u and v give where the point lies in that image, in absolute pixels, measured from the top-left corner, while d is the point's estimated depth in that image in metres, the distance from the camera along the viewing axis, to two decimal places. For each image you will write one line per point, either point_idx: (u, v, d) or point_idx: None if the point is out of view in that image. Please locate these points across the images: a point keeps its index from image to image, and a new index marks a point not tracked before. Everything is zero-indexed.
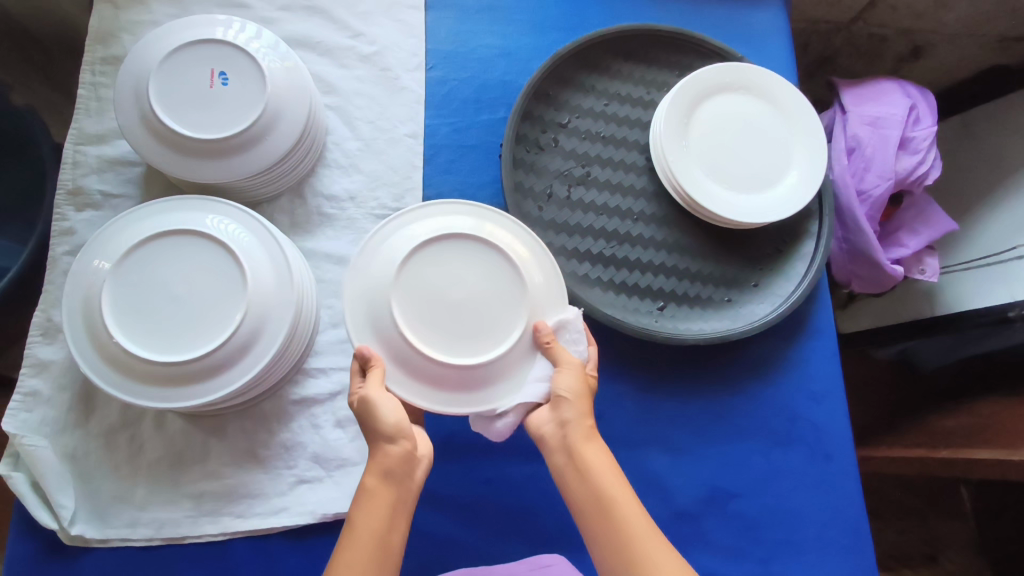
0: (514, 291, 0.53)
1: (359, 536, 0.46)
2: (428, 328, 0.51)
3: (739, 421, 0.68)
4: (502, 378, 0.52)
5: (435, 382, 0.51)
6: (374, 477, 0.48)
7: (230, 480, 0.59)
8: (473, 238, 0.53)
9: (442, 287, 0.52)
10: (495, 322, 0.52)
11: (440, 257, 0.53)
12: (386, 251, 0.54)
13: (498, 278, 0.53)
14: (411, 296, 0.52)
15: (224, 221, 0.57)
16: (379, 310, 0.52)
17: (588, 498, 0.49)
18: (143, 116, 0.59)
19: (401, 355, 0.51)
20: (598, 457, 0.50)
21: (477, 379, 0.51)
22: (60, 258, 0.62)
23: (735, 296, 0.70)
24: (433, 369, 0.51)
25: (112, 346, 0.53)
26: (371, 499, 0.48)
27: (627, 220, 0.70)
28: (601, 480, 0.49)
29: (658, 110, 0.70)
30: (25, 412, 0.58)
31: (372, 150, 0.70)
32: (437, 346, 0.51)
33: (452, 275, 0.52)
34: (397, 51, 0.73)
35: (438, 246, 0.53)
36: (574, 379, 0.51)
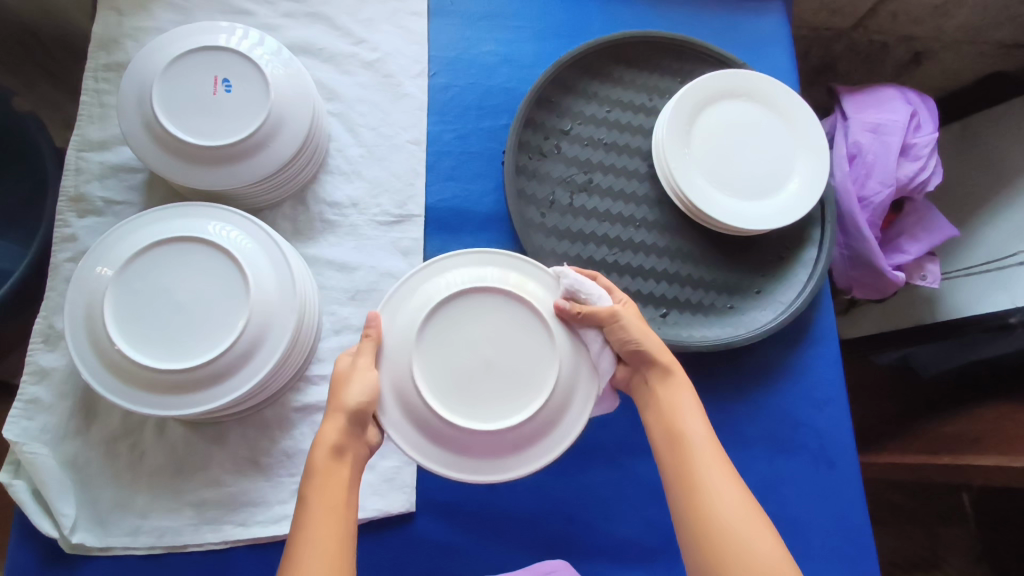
0: (540, 342, 0.52)
1: (314, 514, 0.46)
2: (459, 396, 0.51)
3: (742, 428, 0.67)
4: (542, 435, 0.51)
5: (470, 450, 0.51)
6: (324, 455, 0.48)
7: (232, 488, 0.58)
8: (490, 294, 0.53)
9: (466, 353, 0.51)
10: (525, 376, 0.51)
11: (460, 319, 0.52)
12: (403, 310, 0.53)
13: (521, 332, 0.52)
14: (437, 365, 0.51)
15: (226, 228, 0.57)
16: (402, 372, 0.51)
17: (667, 431, 0.52)
18: (146, 122, 0.59)
19: (431, 426, 0.50)
20: (678, 391, 0.54)
21: (520, 441, 0.51)
22: (62, 264, 0.62)
23: (737, 303, 0.70)
24: (467, 439, 0.50)
25: (113, 353, 0.53)
26: (323, 476, 0.48)
27: (629, 227, 0.70)
28: (676, 409, 0.53)
29: (660, 117, 0.70)
30: (26, 420, 0.58)
31: (374, 157, 0.70)
32: (467, 413, 0.50)
33: (474, 338, 0.52)
34: (400, 58, 0.73)
35: (456, 307, 0.52)
36: (635, 320, 0.54)
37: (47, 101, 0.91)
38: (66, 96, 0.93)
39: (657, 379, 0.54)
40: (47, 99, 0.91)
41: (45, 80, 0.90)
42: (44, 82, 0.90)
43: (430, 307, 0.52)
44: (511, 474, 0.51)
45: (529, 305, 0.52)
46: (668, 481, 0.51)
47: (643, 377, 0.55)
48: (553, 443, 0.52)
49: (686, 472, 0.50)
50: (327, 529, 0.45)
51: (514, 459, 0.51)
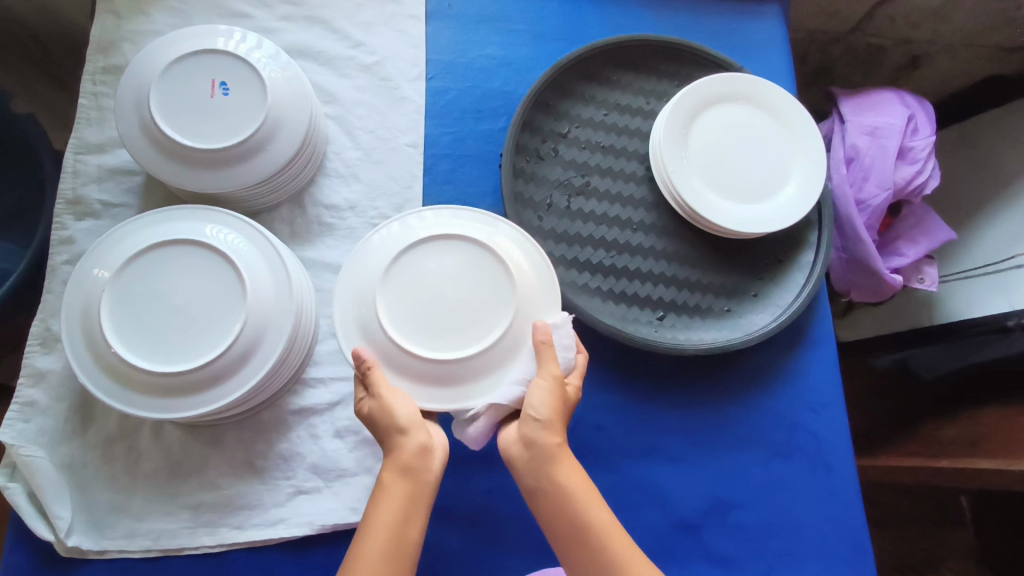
0: (500, 288, 0.53)
1: (375, 528, 0.46)
2: (411, 322, 0.52)
3: (739, 431, 0.67)
4: (470, 378, 0.52)
5: (405, 374, 0.52)
6: (391, 472, 0.48)
7: (228, 491, 0.58)
8: (462, 238, 0.54)
9: (430, 287, 0.52)
10: (476, 324, 0.52)
11: (432, 257, 0.53)
12: (386, 247, 0.55)
13: (485, 275, 0.53)
14: (399, 294, 0.52)
15: (224, 231, 0.57)
16: (368, 299, 0.53)
17: (566, 525, 0.47)
18: (144, 125, 0.59)
19: (382, 348, 0.52)
20: (571, 474, 0.48)
21: (451, 376, 0.51)
22: (59, 267, 0.62)
23: (734, 306, 0.70)
24: (406, 361, 0.51)
25: (109, 355, 0.53)
26: (388, 494, 0.47)
27: (626, 230, 0.71)
28: (574, 503, 0.47)
29: (657, 121, 0.70)
30: (22, 422, 0.58)
31: (372, 160, 0.70)
32: (412, 337, 0.51)
33: (440, 274, 0.53)
34: (398, 61, 0.73)
35: (429, 245, 0.54)
36: (559, 389, 0.50)
37: (46, 103, 0.92)
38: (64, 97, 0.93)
39: (551, 468, 0.48)
40: (46, 100, 0.92)
41: (44, 81, 0.91)
42: (44, 84, 0.91)
43: (407, 244, 0.53)
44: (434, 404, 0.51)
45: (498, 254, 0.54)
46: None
47: (531, 457, 0.49)
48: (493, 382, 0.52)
49: (599, 575, 0.46)
50: (381, 545, 0.45)
51: (454, 393, 0.52)
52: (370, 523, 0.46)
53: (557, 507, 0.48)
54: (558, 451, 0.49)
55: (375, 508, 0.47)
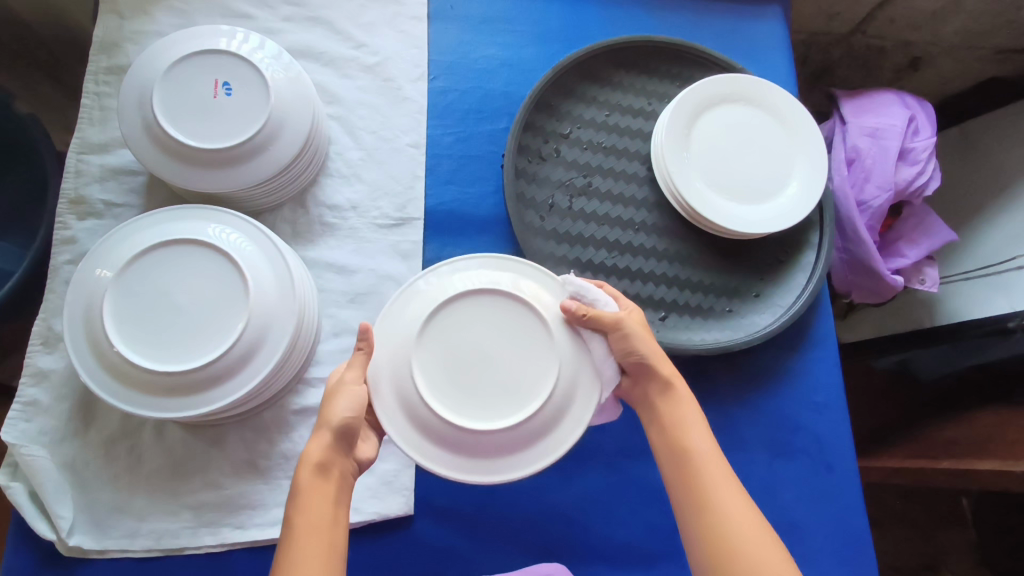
0: (533, 329, 0.52)
1: (302, 533, 0.46)
2: (456, 395, 0.50)
3: (741, 431, 0.67)
4: (528, 443, 0.50)
5: (460, 448, 0.50)
6: (307, 473, 0.48)
7: (230, 491, 0.58)
8: (475, 299, 0.52)
9: (466, 358, 0.51)
10: (521, 383, 0.51)
11: (452, 325, 0.52)
12: (395, 322, 0.53)
13: (515, 323, 0.52)
14: (440, 376, 0.50)
15: (225, 231, 0.57)
16: (401, 379, 0.51)
17: (670, 443, 0.53)
18: (146, 125, 0.59)
19: (437, 434, 0.50)
20: (684, 404, 0.54)
21: (508, 444, 0.50)
22: (62, 267, 0.62)
23: (735, 306, 0.70)
24: (459, 437, 0.50)
25: (112, 354, 0.53)
26: (310, 496, 0.47)
27: (628, 230, 0.71)
28: (685, 427, 0.53)
29: (658, 121, 0.71)
30: (24, 422, 0.57)
31: (374, 160, 0.70)
32: (460, 410, 0.50)
33: (468, 341, 0.51)
34: (399, 61, 0.73)
35: (445, 314, 0.52)
36: (640, 331, 0.54)
37: (48, 105, 0.92)
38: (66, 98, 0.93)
39: (661, 397, 0.54)
40: (48, 102, 0.92)
41: (46, 82, 0.91)
42: (46, 84, 0.91)
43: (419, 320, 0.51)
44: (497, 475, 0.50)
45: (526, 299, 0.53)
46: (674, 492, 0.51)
47: (649, 393, 0.55)
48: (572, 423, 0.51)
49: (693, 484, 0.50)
50: (316, 548, 0.45)
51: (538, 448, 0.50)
52: (299, 529, 0.46)
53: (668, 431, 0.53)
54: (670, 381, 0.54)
55: (299, 514, 0.47)
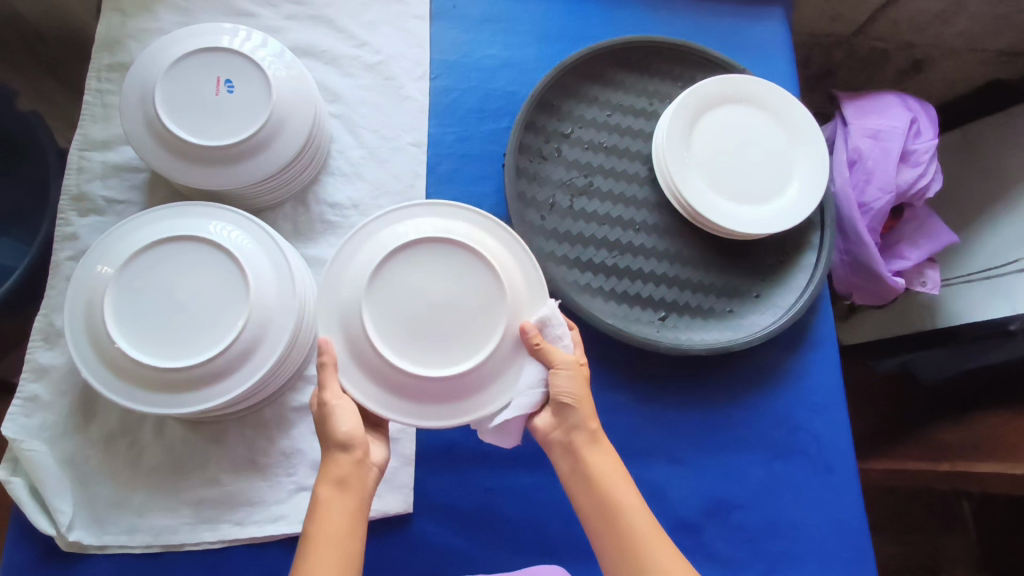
0: (488, 279, 0.52)
1: (319, 543, 0.46)
2: (406, 342, 0.50)
3: (741, 432, 0.67)
4: (482, 389, 0.52)
5: (415, 395, 0.51)
6: (326, 487, 0.49)
7: (229, 488, 0.58)
8: (451, 245, 0.52)
9: (419, 298, 0.51)
10: (473, 327, 0.51)
11: (409, 269, 0.52)
12: (371, 247, 0.54)
13: (479, 280, 0.52)
14: (387, 304, 0.51)
15: (227, 228, 0.57)
16: (352, 330, 0.51)
17: (595, 501, 0.51)
18: (148, 121, 0.59)
19: (390, 379, 0.51)
20: (606, 458, 0.53)
21: (462, 389, 0.51)
22: (64, 262, 0.62)
23: (736, 307, 0.70)
24: (414, 384, 0.50)
25: (112, 350, 0.53)
26: (326, 508, 0.48)
27: (629, 230, 0.71)
28: (608, 480, 0.51)
29: (660, 121, 0.71)
30: (24, 417, 0.57)
31: (376, 159, 0.70)
32: (412, 357, 0.50)
33: (427, 282, 0.52)
34: (402, 60, 0.73)
35: (416, 251, 0.52)
36: (576, 378, 0.53)
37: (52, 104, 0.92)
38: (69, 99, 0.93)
39: (588, 447, 0.53)
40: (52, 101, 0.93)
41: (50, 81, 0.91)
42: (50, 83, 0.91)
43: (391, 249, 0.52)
44: (453, 420, 0.51)
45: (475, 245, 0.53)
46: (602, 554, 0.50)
47: (569, 441, 0.53)
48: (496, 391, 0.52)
49: (623, 544, 0.49)
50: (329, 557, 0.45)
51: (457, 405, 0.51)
52: (314, 538, 0.46)
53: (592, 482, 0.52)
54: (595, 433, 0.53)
55: (315, 525, 0.47)
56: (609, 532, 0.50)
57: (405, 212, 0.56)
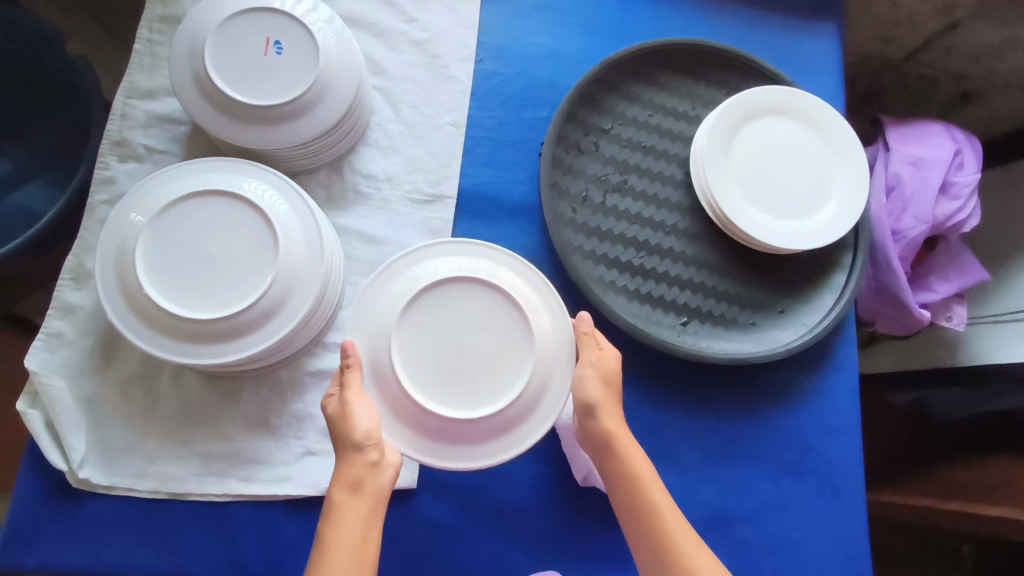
0: (497, 299, 0.55)
1: (334, 550, 0.46)
2: (459, 392, 0.53)
3: (751, 445, 0.66)
4: (541, 397, 0.54)
5: (486, 433, 0.53)
6: (340, 491, 0.48)
7: (239, 444, 0.58)
8: (510, 296, 0.54)
9: (456, 330, 0.54)
10: (505, 342, 0.54)
11: (422, 327, 0.54)
12: (413, 272, 0.56)
13: (516, 343, 0.54)
14: (426, 318, 0.54)
15: (263, 187, 0.58)
16: (398, 399, 0.52)
17: (630, 505, 0.53)
18: (196, 76, 0.59)
19: (460, 433, 0.53)
20: (631, 456, 0.54)
21: (525, 407, 0.53)
22: (99, 206, 0.62)
23: (759, 320, 0.69)
24: (484, 425, 0.53)
25: (141, 297, 0.53)
26: (341, 515, 0.48)
27: (658, 232, 0.71)
28: (639, 481, 0.53)
29: (702, 126, 0.71)
30: (47, 352, 0.57)
31: (414, 135, 0.69)
32: (471, 402, 0.52)
33: (472, 318, 0.54)
34: (449, 40, 0.73)
35: (477, 287, 0.54)
36: (594, 388, 0.55)
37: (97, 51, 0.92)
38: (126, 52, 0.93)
39: (608, 454, 0.54)
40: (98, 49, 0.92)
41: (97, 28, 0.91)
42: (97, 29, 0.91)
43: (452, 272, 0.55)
44: (531, 438, 0.54)
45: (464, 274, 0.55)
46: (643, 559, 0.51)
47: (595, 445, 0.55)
48: (538, 420, 0.54)
49: (661, 543, 0.50)
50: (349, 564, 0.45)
51: (427, 443, 0.52)
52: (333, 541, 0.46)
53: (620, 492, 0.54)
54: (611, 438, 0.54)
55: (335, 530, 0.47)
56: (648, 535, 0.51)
57: (481, 244, 0.58)
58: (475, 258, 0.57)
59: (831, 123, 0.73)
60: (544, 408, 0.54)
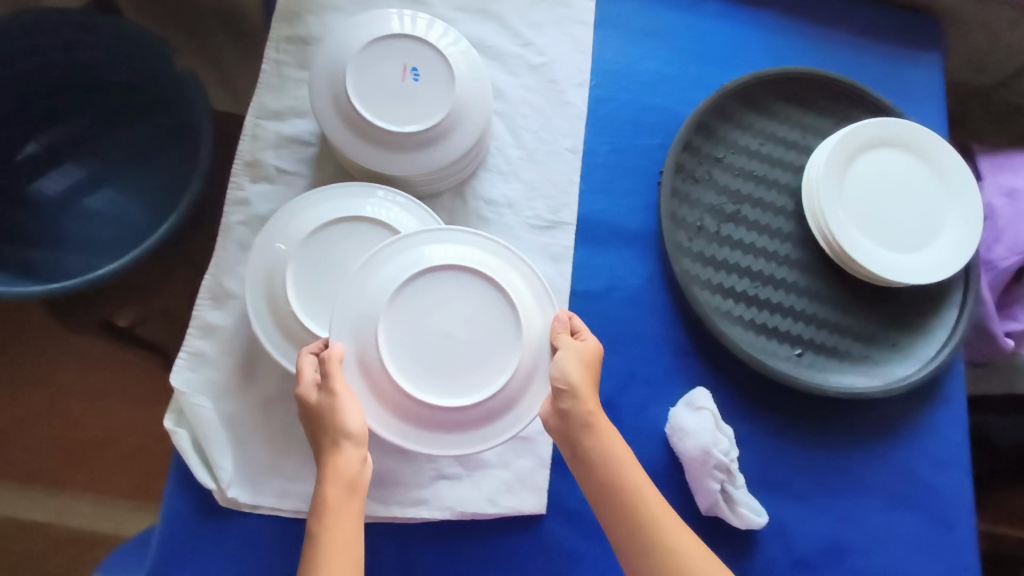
0: (483, 286, 0.54)
1: (332, 545, 0.47)
2: (449, 381, 0.53)
3: (864, 477, 0.67)
4: (527, 383, 0.55)
5: (475, 419, 0.54)
6: (334, 489, 0.49)
7: (376, 467, 0.60)
8: (497, 286, 0.55)
9: (443, 319, 0.53)
10: (492, 328, 0.54)
11: (409, 316, 0.53)
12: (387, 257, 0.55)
13: (506, 347, 0.54)
14: (421, 299, 0.53)
15: (406, 216, 0.59)
16: (389, 391, 0.52)
17: (604, 488, 0.51)
18: (337, 102, 0.60)
19: (451, 422, 0.53)
20: (611, 441, 0.52)
21: (511, 395, 0.54)
22: (235, 226, 0.62)
23: (872, 352, 0.70)
24: (476, 413, 0.53)
25: (297, 324, 0.56)
26: (337, 514, 0.48)
27: (772, 262, 0.71)
28: (619, 465, 0.51)
29: (816, 158, 0.72)
30: (190, 371, 0.59)
31: (533, 160, 0.70)
32: (465, 390, 0.53)
33: (470, 309, 0.54)
34: (565, 65, 0.73)
35: (461, 275, 0.54)
36: (577, 368, 0.53)
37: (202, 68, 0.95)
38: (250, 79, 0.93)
39: (587, 434, 0.52)
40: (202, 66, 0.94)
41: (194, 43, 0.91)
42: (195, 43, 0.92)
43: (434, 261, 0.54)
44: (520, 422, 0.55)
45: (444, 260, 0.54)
46: (617, 540, 0.51)
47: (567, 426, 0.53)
48: (523, 408, 0.55)
49: (640, 526, 0.50)
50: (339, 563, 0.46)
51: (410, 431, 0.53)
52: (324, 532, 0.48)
53: (598, 466, 0.52)
54: (592, 418, 0.52)
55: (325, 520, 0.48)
56: (623, 521, 0.50)
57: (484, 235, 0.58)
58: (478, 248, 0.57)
59: (930, 160, 0.73)
60: (515, 412, 0.55)
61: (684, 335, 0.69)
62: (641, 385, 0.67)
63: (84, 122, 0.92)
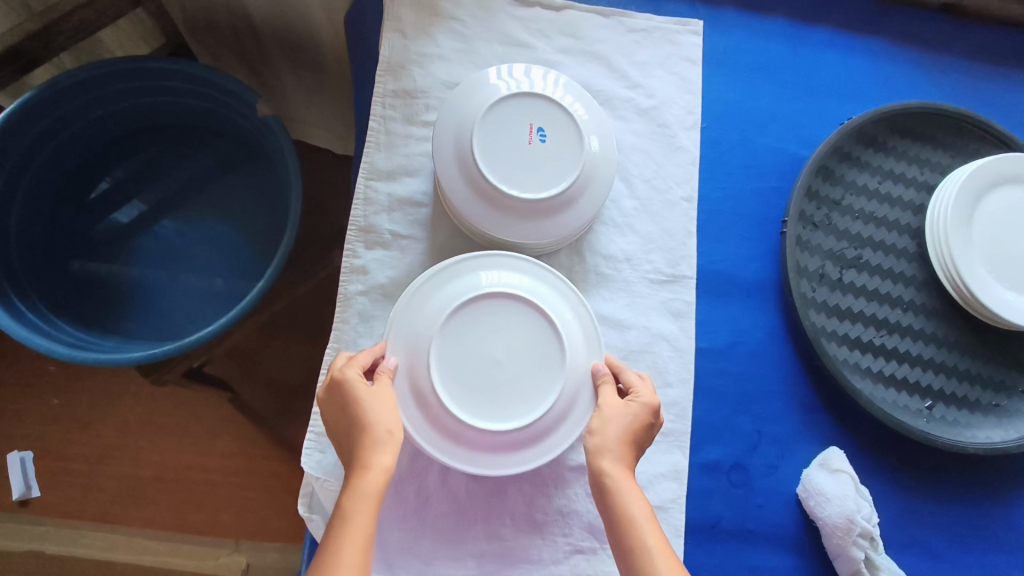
0: (528, 309, 0.55)
1: (343, 536, 0.46)
2: (501, 403, 0.53)
3: (999, 533, 0.65)
4: (570, 404, 0.55)
5: (528, 440, 0.54)
6: (359, 481, 0.49)
7: (511, 544, 0.58)
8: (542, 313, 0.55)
9: (491, 344, 0.54)
10: (540, 349, 0.55)
11: (457, 343, 0.54)
12: (439, 293, 0.56)
13: (542, 396, 0.54)
14: (469, 327, 0.54)
15: (537, 286, 0.57)
16: (442, 418, 0.53)
17: (619, 543, 0.50)
18: (462, 167, 0.57)
19: (505, 444, 0.53)
20: (628, 497, 0.51)
21: (557, 416, 0.54)
22: (354, 297, 0.60)
23: (1003, 401, 0.67)
24: (526, 434, 0.53)
25: (428, 398, 0.53)
26: (360, 506, 0.48)
27: (896, 308, 0.68)
28: (630, 519, 0.50)
29: (940, 198, 0.68)
30: (319, 453, 0.57)
31: (648, 211, 0.67)
32: (516, 412, 0.53)
33: (528, 347, 0.55)
34: (675, 107, 0.70)
35: (507, 301, 0.55)
36: (612, 420, 0.53)
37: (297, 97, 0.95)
38: (346, 101, 0.93)
39: (603, 489, 0.52)
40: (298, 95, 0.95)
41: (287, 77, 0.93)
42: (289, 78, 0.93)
43: (481, 290, 0.55)
44: (563, 439, 0.54)
45: (491, 288, 0.55)
46: None
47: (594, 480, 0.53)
48: (567, 428, 0.55)
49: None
50: (355, 555, 0.45)
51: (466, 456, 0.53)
52: (350, 517, 0.47)
53: (614, 518, 0.51)
54: (610, 476, 0.52)
55: (353, 504, 0.48)
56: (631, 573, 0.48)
57: (560, 276, 0.59)
58: (547, 286, 0.58)
59: None
60: (526, 455, 0.54)
61: (809, 390, 0.66)
62: (768, 444, 0.65)
63: (134, 157, 0.89)
